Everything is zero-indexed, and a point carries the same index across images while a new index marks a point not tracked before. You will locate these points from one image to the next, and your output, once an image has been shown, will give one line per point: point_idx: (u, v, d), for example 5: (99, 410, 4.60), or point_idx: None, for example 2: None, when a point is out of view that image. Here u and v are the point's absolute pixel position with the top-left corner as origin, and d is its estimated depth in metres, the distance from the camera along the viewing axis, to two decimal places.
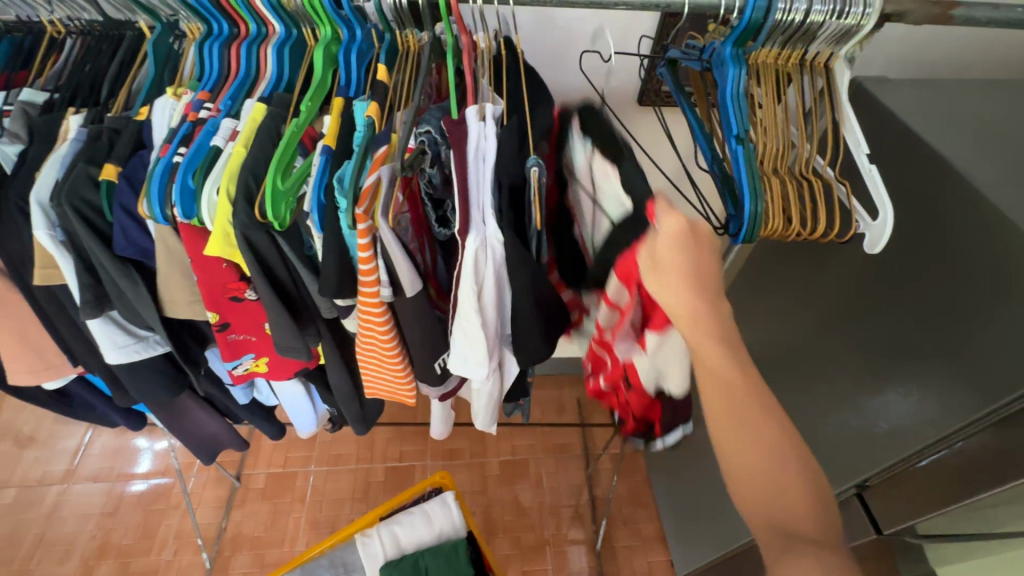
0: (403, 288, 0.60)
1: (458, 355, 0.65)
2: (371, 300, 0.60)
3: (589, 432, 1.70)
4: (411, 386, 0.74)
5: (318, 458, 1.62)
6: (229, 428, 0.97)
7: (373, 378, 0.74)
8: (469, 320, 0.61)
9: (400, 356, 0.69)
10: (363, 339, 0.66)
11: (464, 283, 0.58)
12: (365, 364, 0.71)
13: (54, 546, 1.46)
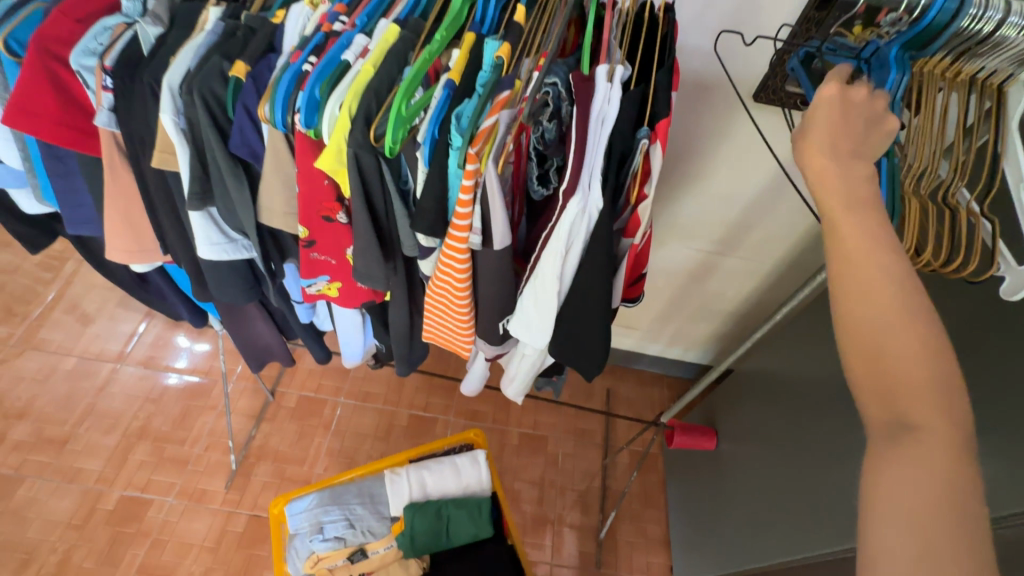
0: (492, 240, 0.59)
1: (528, 318, 0.64)
2: (458, 245, 0.59)
3: (612, 424, 1.69)
4: (470, 340, 0.73)
5: (348, 391, 1.68)
6: (283, 344, 1.00)
7: (434, 324, 0.74)
8: (548, 285, 0.60)
9: (468, 308, 0.68)
10: (435, 283, 0.66)
11: (553, 245, 0.57)
12: (433, 309, 0.71)
13: (101, 417, 1.57)
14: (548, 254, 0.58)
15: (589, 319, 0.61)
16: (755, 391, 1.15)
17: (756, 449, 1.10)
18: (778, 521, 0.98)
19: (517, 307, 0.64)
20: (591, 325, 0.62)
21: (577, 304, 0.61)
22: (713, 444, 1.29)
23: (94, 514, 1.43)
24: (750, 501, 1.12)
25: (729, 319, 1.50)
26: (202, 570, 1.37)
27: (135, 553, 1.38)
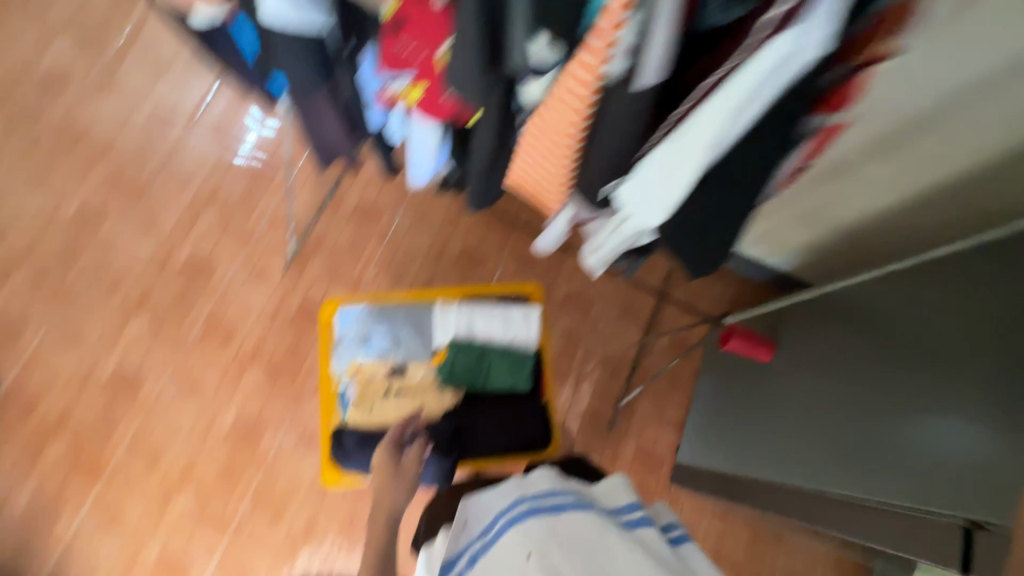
0: (636, 76, 0.48)
1: (649, 186, 0.59)
2: (593, 68, 0.49)
3: (663, 306, 1.62)
4: (569, 173, 0.70)
5: (407, 207, 1.64)
6: (349, 148, 0.90)
7: (537, 147, 0.69)
8: (694, 157, 0.52)
9: (579, 140, 0.62)
10: (552, 106, 0.59)
11: (717, 107, 0.48)
12: (535, 142, 0.68)
13: (173, 175, 1.60)
14: (704, 119, 0.49)
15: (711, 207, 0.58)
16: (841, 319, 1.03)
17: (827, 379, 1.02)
18: (828, 455, 0.93)
19: (638, 173, 0.58)
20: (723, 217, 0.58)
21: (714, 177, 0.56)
22: (767, 357, 1.22)
23: (167, 264, 1.54)
24: (789, 421, 1.07)
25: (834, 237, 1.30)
26: (259, 336, 1.51)
27: (202, 307, 1.52)
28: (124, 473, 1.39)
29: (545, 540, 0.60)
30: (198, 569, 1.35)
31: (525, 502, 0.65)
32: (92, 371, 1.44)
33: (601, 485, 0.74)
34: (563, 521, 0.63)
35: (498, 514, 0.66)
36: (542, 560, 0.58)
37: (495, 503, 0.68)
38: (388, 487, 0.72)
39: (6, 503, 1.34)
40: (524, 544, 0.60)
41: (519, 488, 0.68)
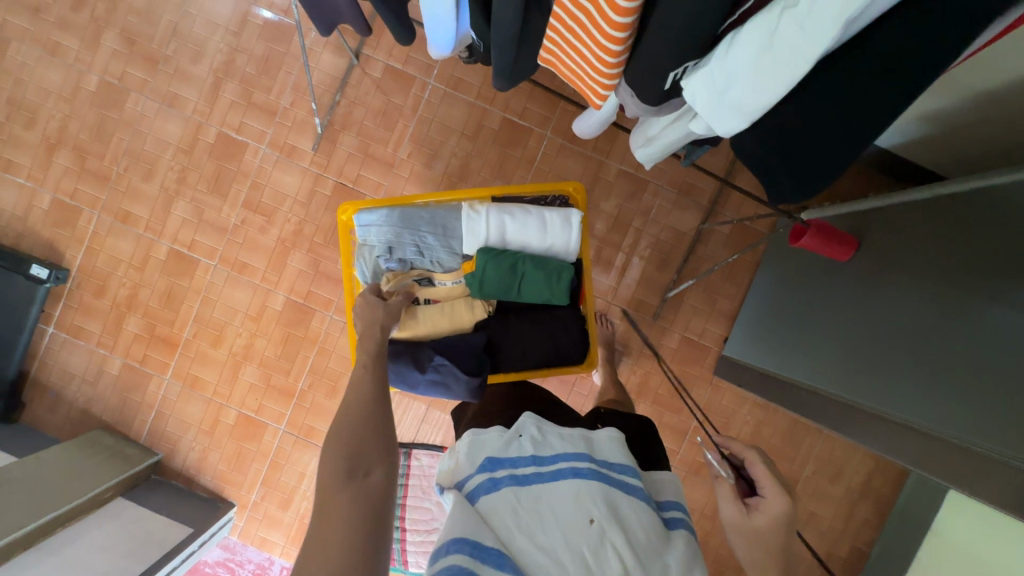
0: None
1: (732, 78, 0.48)
2: None
3: (727, 189, 1.44)
4: (616, 55, 0.55)
5: (439, 73, 1.45)
6: (353, 8, 0.73)
7: (576, 25, 0.55)
8: (804, 42, 0.42)
9: (629, 11, 0.47)
10: None
11: None
12: (574, 19, 0.54)
13: (187, 42, 1.46)
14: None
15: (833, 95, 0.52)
16: (951, 227, 0.87)
17: (916, 299, 0.87)
18: (907, 380, 0.83)
19: (721, 57, 0.48)
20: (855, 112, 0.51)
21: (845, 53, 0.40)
22: (844, 257, 1.06)
23: (197, 143, 1.48)
24: (861, 337, 0.95)
25: (958, 121, 0.96)
26: (298, 219, 1.49)
27: (239, 190, 1.49)
28: (194, 346, 1.51)
29: (609, 510, 0.60)
30: (271, 428, 1.52)
31: (593, 465, 0.64)
32: (148, 253, 1.50)
33: (660, 479, 0.71)
34: (626, 501, 0.62)
35: (558, 456, 0.65)
36: (599, 530, 0.58)
37: (557, 445, 0.66)
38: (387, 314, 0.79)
39: (102, 367, 1.52)
40: (587, 505, 0.60)
41: (587, 446, 0.67)
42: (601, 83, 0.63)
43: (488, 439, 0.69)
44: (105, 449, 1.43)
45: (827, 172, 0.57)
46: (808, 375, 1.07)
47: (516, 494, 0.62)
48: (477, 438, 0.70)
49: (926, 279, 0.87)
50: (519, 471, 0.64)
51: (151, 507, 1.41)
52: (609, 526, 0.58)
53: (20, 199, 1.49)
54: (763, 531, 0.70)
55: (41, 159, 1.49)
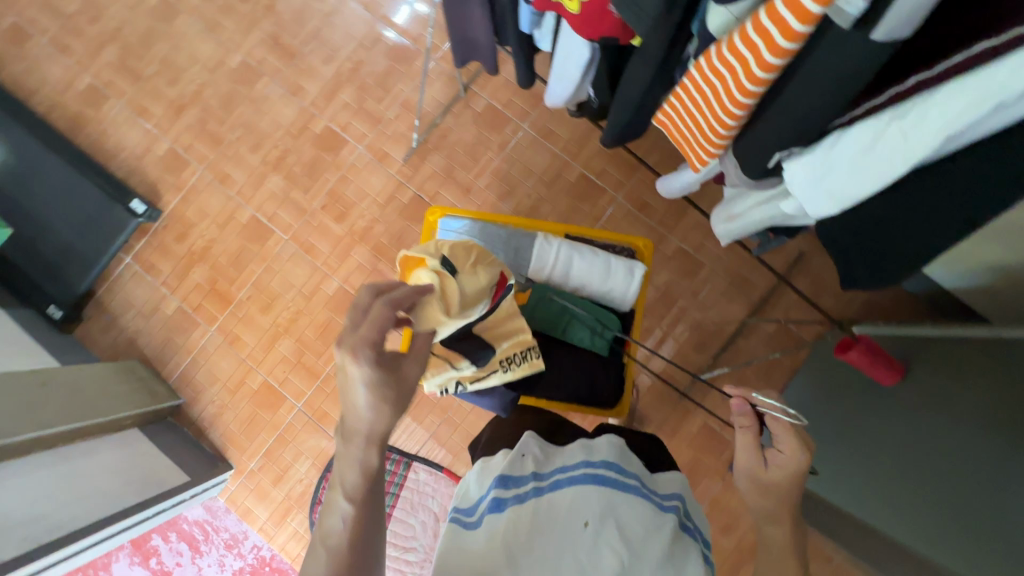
0: (874, 26, 0.39)
1: (835, 167, 0.54)
2: (798, 24, 0.41)
3: (780, 290, 1.46)
4: (725, 136, 0.62)
5: (534, 121, 1.57)
6: (491, 47, 0.83)
7: (692, 106, 0.62)
8: (907, 147, 0.47)
9: (744, 105, 0.54)
10: (715, 63, 0.51)
11: (959, 93, 0.42)
12: (691, 100, 0.61)
13: (324, 44, 1.65)
14: (937, 105, 0.44)
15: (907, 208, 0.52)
16: (995, 368, 0.88)
17: (952, 433, 0.86)
18: (931, 512, 0.83)
19: (826, 149, 0.54)
20: (921, 229, 0.52)
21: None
22: (890, 380, 1.04)
23: (305, 131, 1.64)
24: (898, 463, 0.94)
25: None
26: (371, 217, 1.60)
27: (328, 179, 1.62)
28: (245, 307, 1.61)
29: (605, 512, 0.60)
30: (289, 403, 1.57)
31: (588, 468, 0.65)
32: (232, 215, 1.63)
33: (664, 475, 0.72)
34: (626, 499, 0.62)
35: (559, 470, 0.67)
36: (594, 532, 0.59)
37: (561, 463, 0.68)
38: (389, 414, 0.61)
39: (158, 305, 1.62)
40: (582, 509, 0.61)
41: (585, 451, 0.68)
42: (706, 157, 0.69)
43: (495, 465, 0.71)
44: (138, 379, 1.51)
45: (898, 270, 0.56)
46: (835, 489, 1.04)
47: (518, 510, 0.62)
48: (486, 467, 0.72)
49: (967, 416, 0.86)
50: (521, 489, 0.65)
51: (160, 446, 1.47)
52: (604, 527, 0.59)
53: (141, 141, 1.67)
54: (773, 484, 0.69)
55: (171, 112, 1.67)
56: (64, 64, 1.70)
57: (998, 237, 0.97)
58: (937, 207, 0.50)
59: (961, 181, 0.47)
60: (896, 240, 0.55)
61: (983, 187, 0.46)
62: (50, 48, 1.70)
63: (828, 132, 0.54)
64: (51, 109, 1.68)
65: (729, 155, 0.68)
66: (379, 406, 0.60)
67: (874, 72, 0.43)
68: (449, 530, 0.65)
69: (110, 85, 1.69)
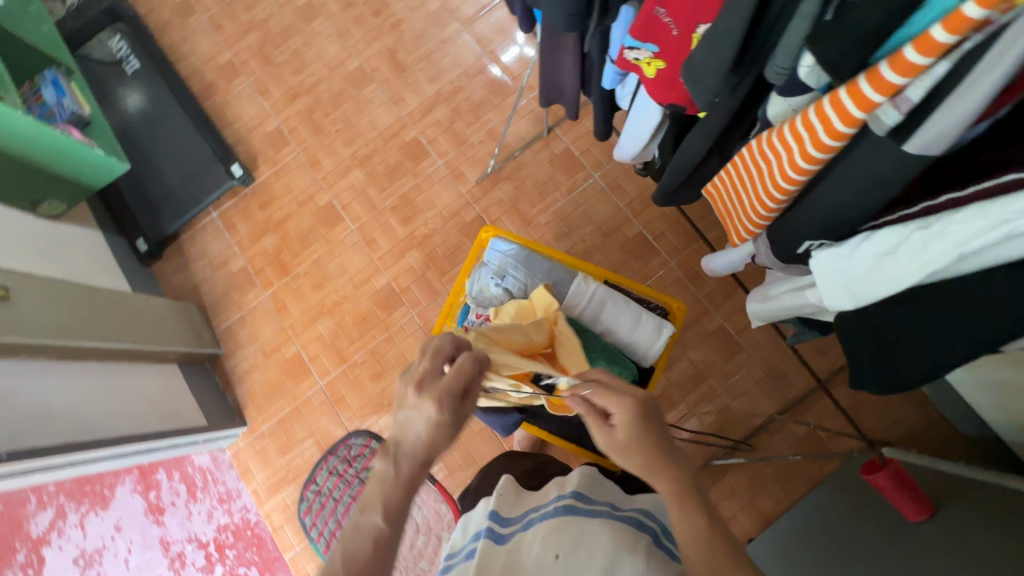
0: (911, 139, 0.41)
1: (854, 267, 0.53)
2: (843, 122, 0.43)
3: (817, 394, 1.40)
4: (764, 217, 0.63)
5: (605, 173, 1.63)
6: (575, 96, 0.90)
7: (736, 182, 0.64)
8: (925, 256, 0.46)
9: (784, 190, 0.56)
10: (765, 143, 0.54)
11: (982, 213, 0.41)
12: (736, 176, 0.63)
13: (433, 65, 1.80)
14: (961, 220, 0.43)
15: (918, 320, 0.49)
16: (1015, 523, 0.86)
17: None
18: None
19: (850, 247, 0.53)
20: (930, 345, 0.48)
21: (974, 284, 0.44)
22: (916, 517, 1.00)
23: (395, 138, 1.78)
24: None
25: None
26: (433, 227, 1.69)
27: (404, 184, 1.74)
28: (300, 281, 1.72)
29: (574, 541, 0.60)
30: (312, 379, 1.65)
31: (559, 502, 0.67)
32: (312, 197, 1.77)
33: (638, 497, 0.74)
34: (596, 526, 0.62)
35: (533, 509, 0.69)
36: (567, 561, 0.58)
37: (534, 504, 0.70)
38: (443, 441, 0.64)
39: (227, 261, 1.77)
40: (553, 542, 0.60)
41: (558, 488, 0.72)
42: (743, 234, 0.71)
43: (478, 512, 0.72)
44: (191, 322, 1.64)
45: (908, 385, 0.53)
46: None
47: (490, 544, 0.63)
48: (470, 516, 0.73)
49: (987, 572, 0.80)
50: (500, 530, 0.65)
51: (190, 387, 1.57)
52: (574, 557, 0.58)
53: (255, 116, 1.86)
54: (625, 442, 0.65)
55: (287, 97, 1.87)
56: (213, 39, 1.95)
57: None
58: (950, 325, 0.46)
59: (977, 303, 0.44)
60: (904, 352, 0.51)
61: (998, 312, 0.43)
62: (206, 24, 1.96)
63: (855, 232, 0.54)
64: (191, 74, 1.93)
65: (765, 237, 0.69)
66: (434, 435, 0.64)
67: (908, 179, 0.45)
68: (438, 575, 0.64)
69: (244, 64, 1.91)
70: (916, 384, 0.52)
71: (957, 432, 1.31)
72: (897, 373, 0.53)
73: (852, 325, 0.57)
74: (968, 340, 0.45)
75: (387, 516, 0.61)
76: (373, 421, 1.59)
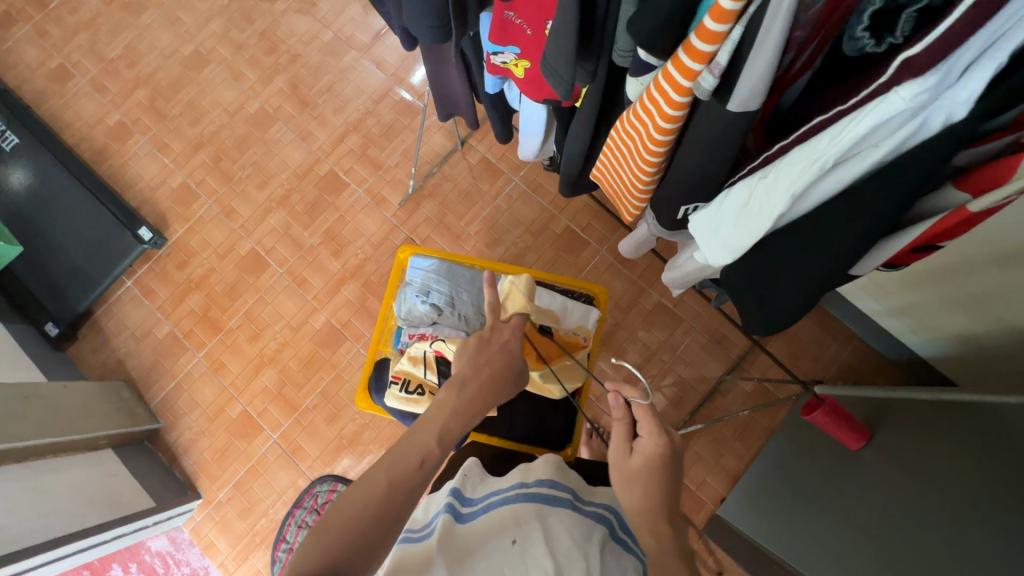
0: (731, 97, 0.45)
1: (721, 223, 0.56)
2: (678, 90, 0.46)
3: (757, 349, 1.48)
4: (647, 190, 0.67)
5: (525, 175, 1.66)
6: (468, 105, 0.92)
7: (614, 162, 0.68)
8: (770, 203, 0.50)
9: (655, 162, 0.59)
10: (629, 120, 0.56)
11: (803, 156, 0.46)
12: (614, 156, 0.66)
13: (336, 96, 1.78)
14: (789, 166, 0.47)
15: (781, 260, 0.54)
16: (954, 426, 0.95)
17: (929, 514, 0.86)
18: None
19: (714, 207, 0.57)
20: (796, 283, 0.53)
21: (815, 218, 0.49)
22: (857, 444, 1.06)
23: (310, 173, 1.74)
24: (875, 535, 0.93)
25: (993, 348, 1.06)
26: (364, 256, 1.67)
27: (327, 219, 1.70)
28: (234, 336, 1.65)
29: (530, 528, 0.60)
30: (264, 435, 1.58)
31: (521, 489, 0.66)
32: (233, 247, 1.71)
33: (600, 489, 0.72)
34: (554, 516, 0.63)
35: (493, 492, 0.67)
36: (522, 549, 0.59)
37: (497, 486, 0.69)
38: (508, 381, 0.71)
39: (151, 329, 1.67)
40: (511, 528, 0.61)
41: (522, 474, 0.68)
42: (635, 210, 0.75)
43: (441, 495, 0.70)
44: (120, 400, 1.54)
45: (789, 319, 0.57)
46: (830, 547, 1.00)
47: (449, 523, 0.62)
48: (435, 497, 0.71)
49: (948, 490, 0.87)
50: (459, 508, 0.66)
51: (131, 470, 1.46)
52: (529, 543, 0.59)
53: (157, 174, 1.78)
54: (637, 471, 0.66)
55: (189, 149, 1.79)
56: (98, 102, 1.85)
57: (963, 285, 1.00)
58: (805, 259, 0.51)
59: (819, 234, 0.49)
60: (777, 291, 0.56)
61: (836, 241, 0.48)
62: (88, 87, 1.86)
63: (715, 193, 0.58)
64: (79, 141, 1.82)
65: (651, 210, 0.74)
66: (502, 370, 0.71)
67: (739, 136, 0.49)
68: (399, 543, 0.64)
69: (136, 122, 1.83)
70: (796, 317, 0.56)
71: (884, 359, 1.42)
72: (774, 312, 0.57)
73: (733, 276, 0.61)
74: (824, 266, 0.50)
75: (440, 437, 0.64)
76: (336, 464, 1.54)
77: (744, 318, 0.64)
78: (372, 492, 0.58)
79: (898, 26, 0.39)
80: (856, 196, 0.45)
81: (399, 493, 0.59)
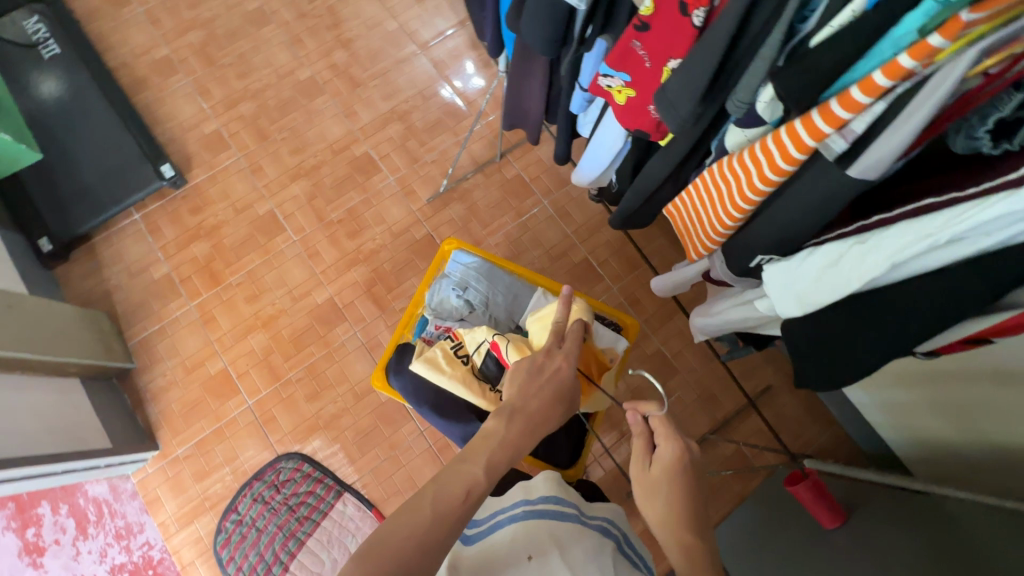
0: (852, 162, 0.51)
1: (805, 276, 0.62)
2: (802, 145, 0.53)
3: (743, 414, 1.51)
4: (723, 233, 0.72)
5: (554, 200, 1.69)
6: (538, 120, 0.95)
7: (697, 199, 0.73)
8: (865, 266, 0.54)
9: (746, 207, 0.65)
10: (733, 163, 0.62)
11: (910, 230, 0.50)
12: (702, 195, 0.71)
13: (387, 83, 1.81)
14: (892, 236, 0.52)
15: (855, 322, 0.58)
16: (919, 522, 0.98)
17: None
18: None
19: (799, 260, 0.62)
20: (866, 346, 0.57)
21: (901, 288, 0.53)
22: (831, 524, 1.10)
23: (345, 151, 1.75)
24: None
25: (967, 458, 1.09)
26: (380, 243, 1.66)
27: (352, 199, 1.70)
28: (232, 292, 1.61)
29: (544, 543, 0.60)
30: (239, 398, 1.53)
31: (527, 507, 0.66)
32: (251, 205, 1.69)
33: (601, 503, 0.72)
34: (563, 529, 0.63)
35: (499, 511, 0.68)
36: (538, 564, 0.58)
37: (500, 505, 0.70)
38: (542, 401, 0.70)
39: (148, 267, 1.63)
40: (527, 545, 0.61)
41: (524, 491, 0.68)
42: (703, 249, 0.79)
43: None
44: (100, 331, 1.48)
45: (847, 378, 0.61)
46: None
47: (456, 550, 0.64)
48: None
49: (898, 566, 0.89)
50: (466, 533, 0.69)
51: (94, 405, 1.40)
52: (547, 557, 0.58)
53: (192, 117, 1.76)
54: (655, 465, 0.69)
55: (229, 101, 1.79)
56: (149, 34, 1.84)
57: (948, 390, 1.06)
58: (882, 325, 0.55)
59: (901, 304, 0.53)
60: (843, 352, 0.60)
61: (918, 314, 0.52)
62: (142, 17, 1.85)
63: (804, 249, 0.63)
64: (120, 67, 1.80)
65: (719, 253, 0.80)
66: (539, 394, 0.69)
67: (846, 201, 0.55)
68: None
69: (183, 62, 1.82)
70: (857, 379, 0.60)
71: (859, 448, 1.47)
72: (831, 368, 0.62)
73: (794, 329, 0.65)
74: (899, 334, 0.54)
75: (487, 469, 0.61)
76: (306, 443, 1.50)
77: (798, 372, 0.68)
78: (416, 522, 0.56)
79: (1017, 136, 0.45)
80: (948, 276, 0.49)
81: (425, 500, 0.57)
